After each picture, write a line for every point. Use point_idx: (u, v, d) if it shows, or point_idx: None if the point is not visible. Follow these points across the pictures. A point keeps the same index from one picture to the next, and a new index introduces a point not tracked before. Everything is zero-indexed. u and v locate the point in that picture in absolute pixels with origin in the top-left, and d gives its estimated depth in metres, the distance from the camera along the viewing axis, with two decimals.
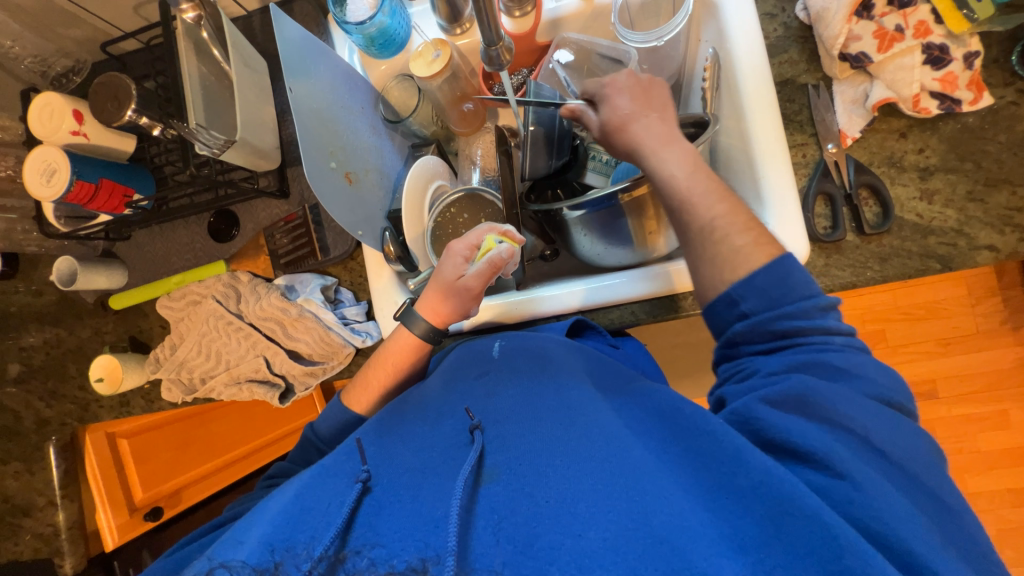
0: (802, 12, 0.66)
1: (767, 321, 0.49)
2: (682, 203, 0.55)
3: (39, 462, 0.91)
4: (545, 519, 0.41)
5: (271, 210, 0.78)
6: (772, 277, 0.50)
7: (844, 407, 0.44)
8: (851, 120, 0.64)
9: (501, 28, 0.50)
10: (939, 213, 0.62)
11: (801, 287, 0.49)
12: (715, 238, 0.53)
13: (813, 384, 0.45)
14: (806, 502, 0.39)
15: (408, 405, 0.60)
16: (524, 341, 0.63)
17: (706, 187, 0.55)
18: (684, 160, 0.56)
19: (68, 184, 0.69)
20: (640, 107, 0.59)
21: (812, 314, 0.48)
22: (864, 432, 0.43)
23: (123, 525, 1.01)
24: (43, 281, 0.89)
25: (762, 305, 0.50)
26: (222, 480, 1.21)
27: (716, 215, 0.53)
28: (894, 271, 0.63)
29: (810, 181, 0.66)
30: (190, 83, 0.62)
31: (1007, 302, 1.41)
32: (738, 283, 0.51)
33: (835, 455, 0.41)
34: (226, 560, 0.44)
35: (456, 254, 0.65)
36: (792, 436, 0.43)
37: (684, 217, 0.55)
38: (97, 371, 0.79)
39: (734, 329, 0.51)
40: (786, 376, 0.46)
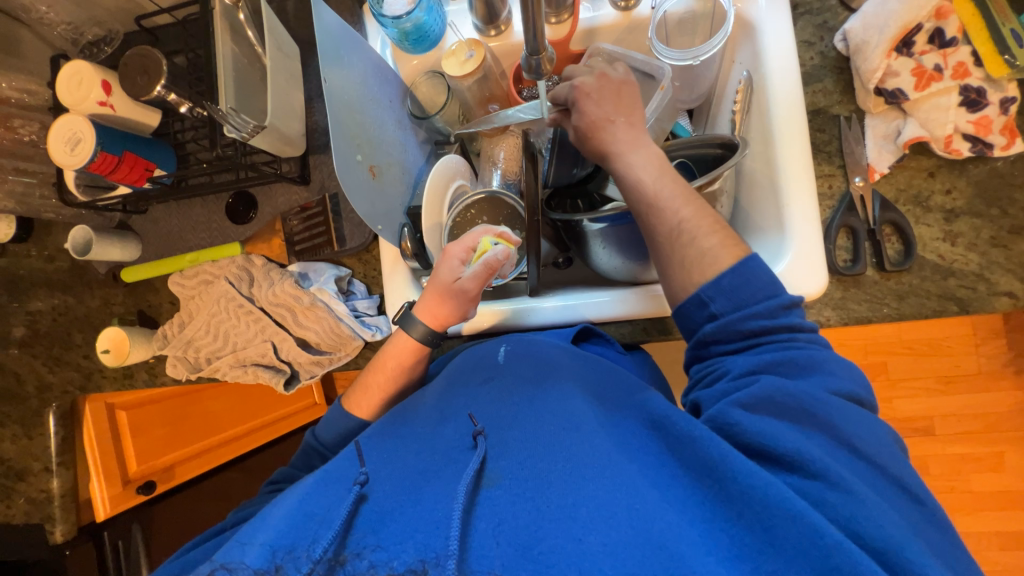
0: (841, 42, 0.65)
1: (735, 322, 0.52)
2: (648, 206, 0.58)
3: (37, 427, 0.91)
4: (545, 522, 0.41)
5: (290, 196, 0.78)
6: (739, 278, 0.52)
7: (821, 409, 0.46)
8: (880, 155, 0.64)
9: (544, 38, 0.50)
10: (960, 256, 0.62)
11: (768, 287, 0.52)
12: (684, 241, 0.55)
13: (784, 387, 0.47)
14: (789, 503, 0.40)
15: (409, 411, 0.60)
16: (527, 344, 0.64)
17: (673, 191, 0.58)
18: (652, 166, 0.59)
19: (92, 155, 0.69)
20: (608, 111, 0.63)
21: (776, 313, 0.51)
22: (835, 432, 0.45)
23: (115, 496, 0.99)
24: (56, 248, 0.89)
25: (730, 306, 0.52)
26: (216, 459, 1.22)
27: (684, 218, 0.56)
28: (911, 311, 0.63)
29: (834, 213, 0.66)
30: (223, 65, 0.62)
31: (1012, 345, 1.41)
32: (706, 285, 0.53)
33: (821, 462, 0.43)
34: (227, 561, 0.44)
35: (452, 256, 0.65)
36: (771, 437, 0.44)
37: (653, 219, 0.58)
38: (104, 342, 0.80)
39: (705, 330, 0.53)
40: (755, 379, 0.48)
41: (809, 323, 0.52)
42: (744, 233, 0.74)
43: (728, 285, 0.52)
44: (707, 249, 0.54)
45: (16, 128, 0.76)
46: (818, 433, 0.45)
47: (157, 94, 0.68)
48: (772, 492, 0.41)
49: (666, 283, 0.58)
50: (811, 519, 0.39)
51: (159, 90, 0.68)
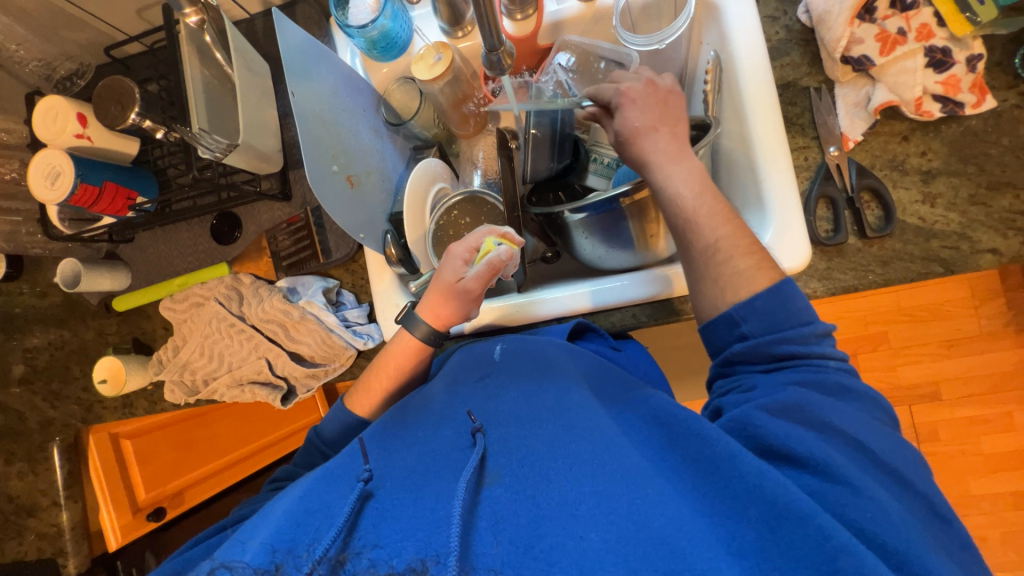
0: (804, 14, 0.66)
1: (767, 344, 0.51)
2: (686, 221, 0.57)
3: (43, 463, 0.92)
4: (547, 520, 0.41)
5: (273, 213, 0.79)
6: (772, 301, 0.52)
7: (828, 413, 0.46)
8: (853, 123, 0.64)
9: (501, 33, 0.50)
10: (941, 216, 0.62)
11: (798, 314, 0.52)
12: (718, 259, 0.55)
13: (808, 396, 0.47)
14: (799, 504, 0.40)
15: (409, 411, 0.60)
16: (525, 345, 0.64)
17: (712, 208, 0.57)
18: (694, 179, 0.58)
19: (72, 187, 0.69)
20: (655, 118, 0.60)
21: (808, 340, 0.51)
22: (856, 442, 0.45)
23: (127, 525, 1.00)
24: (47, 283, 0.90)
25: (762, 328, 0.52)
26: (224, 480, 1.22)
27: (720, 237, 0.55)
28: (897, 275, 0.63)
29: (812, 184, 0.66)
30: (193, 87, 0.62)
31: (1011, 303, 1.41)
32: (739, 305, 0.52)
33: (829, 461, 0.43)
34: (228, 561, 0.43)
35: (456, 256, 0.65)
36: (788, 442, 0.45)
37: (688, 235, 0.57)
38: (100, 373, 0.80)
39: (733, 349, 0.53)
40: (782, 389, 0.48)
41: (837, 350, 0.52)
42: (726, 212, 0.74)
43: (761, 308, 0.52)
44: (741, 270, 0.54)
45: None
46: (840, 446, 0.45)
47: (131, 121, 0.69)
48: (784, 495, 0.41)
49: (692, 296, 0.58)
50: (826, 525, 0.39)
51: (133, 117, 0.69)
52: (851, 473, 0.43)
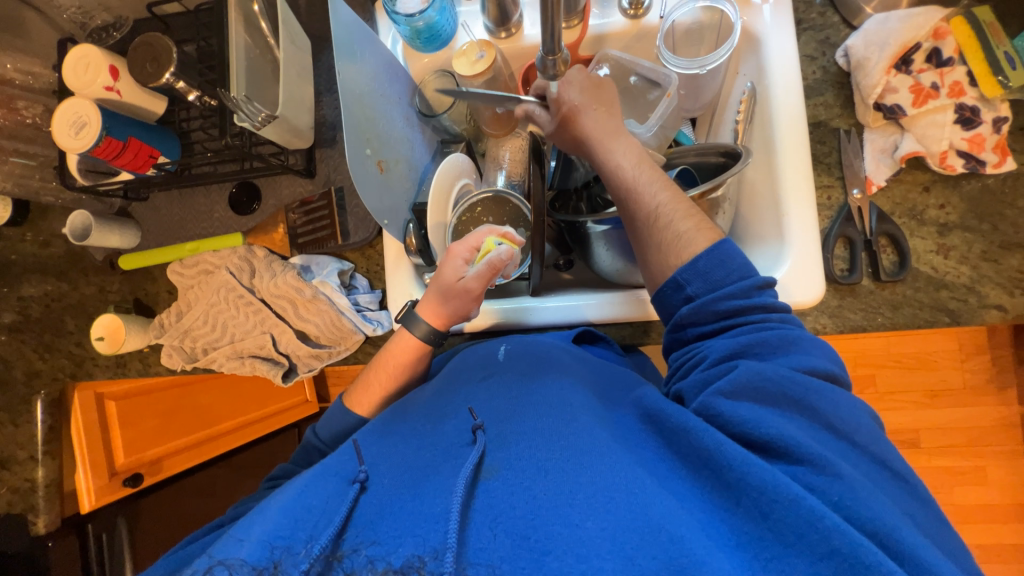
0: (842, 58, 0.67)
1: (710, 303, 0.53)
2: (627, 190, 0.60)
3: (24, 415, 0.89)
4: (544, 510, 0.42)
5: (294, 188, 0.78)
6: (714, 260, 0.54)
7: (804, 393, 0.47)
8: (878, 168, 0.66)
9: (559, 40, 0.53)
10: (953, 268, 0.64)
11: (741, 268, 0.54)
12: (661, 224, 0.57)
13: (759, 369, 0.48)
14: (786, 487, 0.41)
15: (408, 408, 0.60)
16: (528, 347, 0.64)
17: (650, 177, 0.60)
18: (627, 153, 0.62)
19: (97, 139, 0.68)
20: (588, 94, 0.64)
21: (749, 293, 0.53)
22: (804, 402, 0.47)
23: (102, 487, 0.97)
24: (52, 233, 0.88)
25: (705, 288, 0.54)
26: (196, 457, 1.16)
27: (662, 204, 0.58)
28: (906, 321, 0.64)
29: (832, 224, 0.67)
30: (236, 54, 0.62)
31: (996, 360, 1.44)
32: (683, 268, 0.55)
33: (806, 446, 0.43)
34: (224, 559, 0.42)
35: (456, 255, 0.65)
36: (754, 421, 0.45)
37: (630, 204, 0.59)
38: (98, 330, 0.79)
39: (681, 312, 0.55)
40: (733, 366, 0.49)
41: (783, 307, 0.54)
42: (743, 240, 0.75)
43: (704, 267, 0.54)
44: (682, 232, 0.56)
45: (18, 109, 0.75)
46: (793, 410, 0.46)
47: (165, 81, 0.68)
48: (764, 476, 0.42)
49: (645, 266, 0.60)
50: (805, 500, 0.40)
51: (167, 78, 0.68)
52: (811, 444, 0.44)
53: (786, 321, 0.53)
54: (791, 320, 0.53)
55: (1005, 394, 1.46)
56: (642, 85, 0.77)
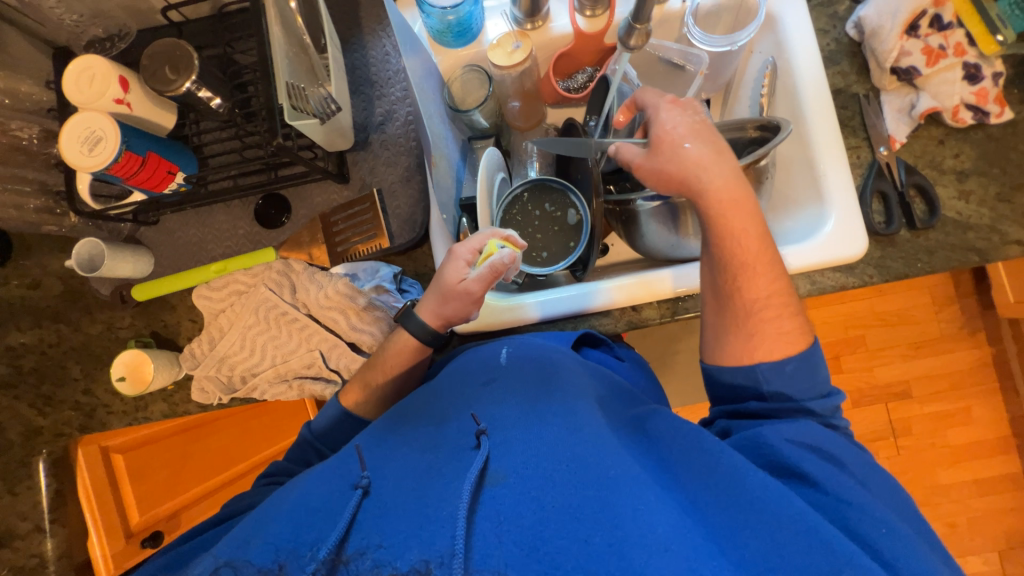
0: (853, 29, 0.73)
1: (784, 406, 0.54)
2: (739, 271, 0.57)
3: (23, 481, 0.78)
4: (552, 523, 0.40)
5: (327, 195, 0.76)
6: (802, 367, 0.54)
7: (856, 462, 0.49)
8: (899, 126, 0.71)
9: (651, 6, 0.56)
10: (975, 211, 0.70)
11: (820, 385, 0.55)
12: (765, 317, 0.56)
13: (822, 436, 0.50)
14: (808, 519, 0.42)
15: (417, 402, 0.57)
16: (538, 350, 0.60)
17: (761, 263, 0.57)
18: (738, 221, 0.58)
19: (116, 154, 0.61)
20: (694, 146, 0.59)
21: (824, 410, 0.54)
22: (849, 466, 0.49)
23: (119, 553, 0.87)
24: (39, 271, 0.78)
25: (782, 390, 0.54)
26: (206, 509, 1.04)
27: (775, 293, 0.57)
28: (941, 264, 0.70)
29: (864, 180, 0.72)
30: (276, 51, 0.58)
31: (962, 308, 1.59)
32: (769, 365, 0.54)
33: (846, 489, 0.46)
34: (232, 559, 0.43)
35: (458, 256, 0.62)
36: (796, 458, 0.48)
37: (740, 285, 0.57)
38: (118, 369, 0.71)
39: (749, 404, 0.55)
40: (802, 425, 0.51)
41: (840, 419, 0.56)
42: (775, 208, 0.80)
43: (791, 372, 0.54)
44: (785, 330, 0.56)
45: (10, 131, 0.67)
46: (845, 471, 0.48)
47: (185, 90, 0.63)
48: (789, 507, 0.43)
49: (731, 345, 0.57)
50: (824, 530, 0.41)
51: (188, 86, 0.63)
52: (851, 491, 0.46)
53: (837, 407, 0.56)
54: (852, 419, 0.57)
55: (975, 338, 1.59)
56: (666, 67, 0.82)
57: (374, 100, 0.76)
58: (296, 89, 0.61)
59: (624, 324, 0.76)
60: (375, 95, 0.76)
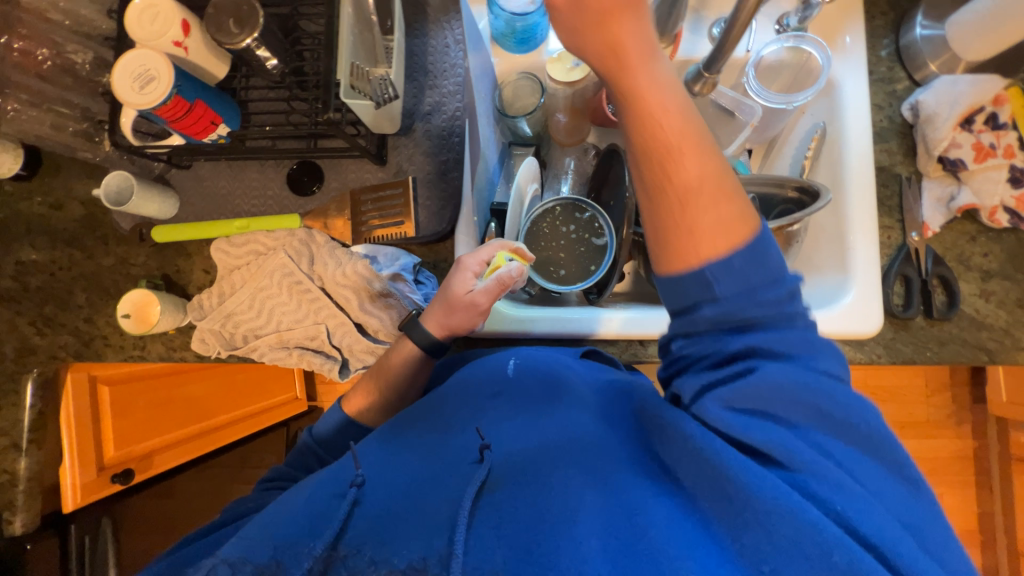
0: (909, 110, 0.73)
1: (736, 309, 0.42)
2: (668, 147, 0.44)
3: (9, 396, 0.78)
4: (547, 527, 0.41)
5: (362, 172, 0.76)
6: (750, 258, 0.42)
7: (823, 401, 0.41)
8: (934, 215, 0.71)
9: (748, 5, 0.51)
10: (993, 312, 0.70)
11: (775, 271, 0.43)
12: (698, 199, 0.43)
13: (771, 371, 0.41)
14: (785, 500, 0.37)
15: (421, 409, 0.57)
16: (545, 360, 0.61)
17: (689, 129, 0.44)
18: (639, 92, 0.44)
19: (165, 98, 0.61)
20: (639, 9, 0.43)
21: (781, 302, 0.43)
22: (812, 402, 0.41)
23: (88, 484, 0.86)
24: (64, 192, 0.78)
25: (738, 291, 0.42)
26: (179, 456, 1.06)
27: (705, 179, 0.43)
28: (950, 356, 0.70)
29: (891, 261, 0.72)
30: (344, 25, 0.60)
31: (954, 397, 1.59)
32: (714, 263, 0.42)
33: (799, 453, 0.40)
34: (229, 557, 0.43)
35: (466, 267, 0.63)
36: (751, 430, 0.41)
37: (669, 163, 0.44)
38: (125, 306, 0.71)
39: (700, 317, 0.44)
40: (748, 365, 0.42)
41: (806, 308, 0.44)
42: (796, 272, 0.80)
43: (740, 265, 0.42)
44: (731, 218, 0.43)
45: (67, 53, 0.68)
46: (807, 423, 0.41)
47: (245, 46, 0.63)
48: (765, 490, 0.38)
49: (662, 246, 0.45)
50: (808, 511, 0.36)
51: (249, 42, 0.63)
52: (809, 455, 0.40)
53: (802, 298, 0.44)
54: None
55: (961, 429, 1.60)
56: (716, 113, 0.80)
57: (426, 88, 0.76)
58: (356, 71, 0.61)
59: (627, 357, 0.76)
60: (428, 84, 0.76)
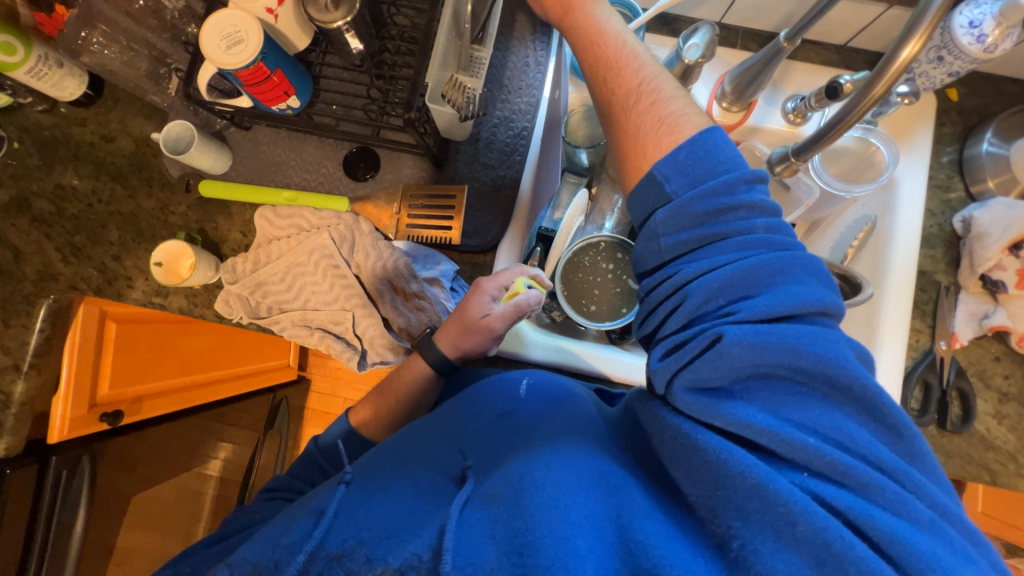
0: (960, 222, 0.74)
1: (688, 204, 0.44)
2: (609, 65, 0.52)
3: (19, 317, 0.76)
4: (533, 520, 0.40)
5: (418, 169, 0.76)
6: (697, 152, 0.45)
7: (793, 352, 0.38)
8: (965, 328, 0.71)
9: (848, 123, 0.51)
10: (1003, 434, 0.71)
11: (723, 163, 0.45)
12: (643, 104, 0.50)
13: (729, 324, 0.40)
14: (751, 473, 0.37)
15: (430, 419, 0.60)
16: (557, 381, 0.61)
17: (634, 52, 0.53)
18: (587, 33, 0.54)
19: (251, 62, 0.61)
20: None
21: (735, 189, 0.44)
22: (779, 361, 0.38)
23: (77, 419, 0.84)
24: (119, 128, 0.78)
25: (686, 186, 0.45)
26: (169, 406, 1.03)
27: (645, 81, 0.51)
28: (953, 470, 0.71)
29: (915, 364, 0.73)
30: (443, 31, 0.61)
31: None
32: (663, 162, 0.46)
33: (766, 423, 0.38)
34: (234, 560, 0.46)
35: (484, 291, 0.63)
36: (716, 402, 0.39)
37: (613, 73, 0.52)
38: (158, 254, 0.71)
39: (655, 219, 0.46)
40: (708, 322, 0.41)
41: (767, 215, 0.44)
42: None
43: (685, 159, 0.45)
44: (665, 114, 0.49)
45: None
46: (773, 381, 0.39)
47: (335, 28, 0.62)
48: (733, 468, 0.38)
49: (618, 159, 0.52)
50: (774, 484, 0.36)
51: (340, 25, 0.62)
52: (775, 424, 0.38)
53: (761, 214, 0.44)
54: (781, 231, 0.44)
55: None
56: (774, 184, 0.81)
57: (498, 101, 0.77)
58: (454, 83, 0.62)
59: None
60: (501, 97, 0.77)
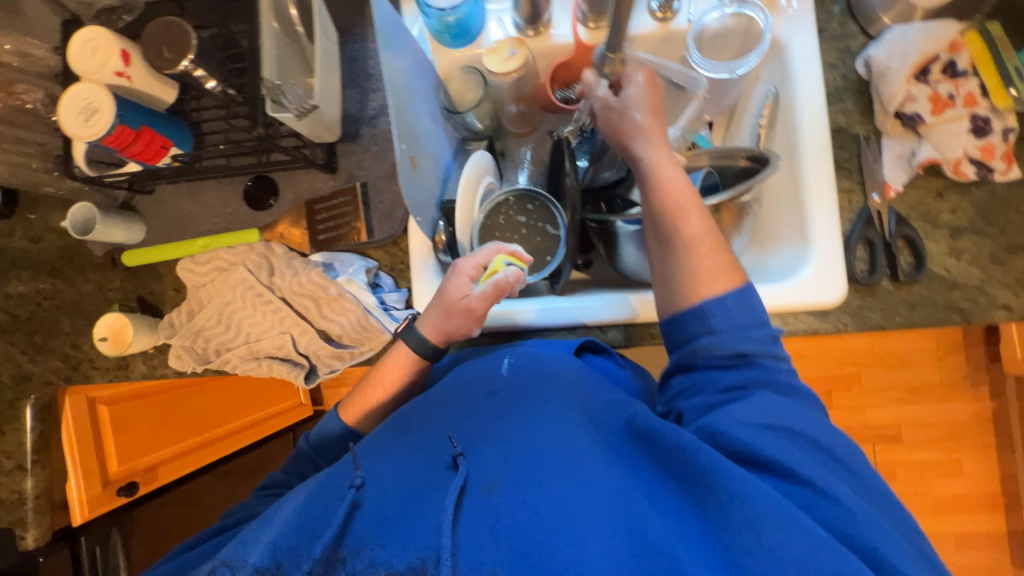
0: (863, 67, 0.70)
1: (729, 340, 0.53)
2: (671, 215, 0.58)
3: (9, 421, 0.81)
4: (544, 529, 0.42)
5: (314, 182, 0.77)
6: (742, 299, 0.54)
7: (806, 428, 0.49)
8: (896, 173, 0.69)
9: None
10: (964, 270, 0.67)
11: (758, 315, 0.54)
12: (699, 253, 0.57)
13: (764, 401, 0.51)
14: (782, 504, 0.43)
15: (409, 413, 0.57)
16: (540, 359, 0.60)
17: (690, 201, 0.58)
18: (675, 177, 0.60)
19: (110, 128, 0.64)
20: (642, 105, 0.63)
21: (765, 341, 0.54)
22: (808, 435, 0.49)
23: (95, 498, 0.93)
24: (42, 227, 0.82)
25: (728, 325, 0.54)
26: (188, 465, 1.13)
27: (710, 229, 0.58)
28: (921, 319, 0.68)
29: (852, 227, 0.70)
30: (267, 41, 0.63)
31: (969, 357, 1.47)
32: (711, 299, 0.55)
33: (793, 463, 0.47)
34: (228, 559, 0.44)
35: (461, 272, 0.63)
36: (755, 447, 0.47)
37: (676, 221, 0.58)
38: (101, 330, 0.74)
39: (698, 343, 0.55)
40: (742, 396, 0.52)
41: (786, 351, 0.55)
42: (762, 242, 0.78)
43: (732, 303, 0.54)
44: (723, 263, 0.56)
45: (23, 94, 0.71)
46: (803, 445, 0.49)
47: (182, 69, 0.65)
48: (759, 495, 0.43)
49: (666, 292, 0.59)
50: (797, 518, 0.42)
51: (185, 65, 0.65)
52: (801, 467, 0.46)
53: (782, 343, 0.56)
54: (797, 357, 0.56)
55: (979, 392, 1.48)
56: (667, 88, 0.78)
57: (369, 93, 0.77)
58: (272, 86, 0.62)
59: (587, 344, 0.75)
60: (371, 88, 0.77)
